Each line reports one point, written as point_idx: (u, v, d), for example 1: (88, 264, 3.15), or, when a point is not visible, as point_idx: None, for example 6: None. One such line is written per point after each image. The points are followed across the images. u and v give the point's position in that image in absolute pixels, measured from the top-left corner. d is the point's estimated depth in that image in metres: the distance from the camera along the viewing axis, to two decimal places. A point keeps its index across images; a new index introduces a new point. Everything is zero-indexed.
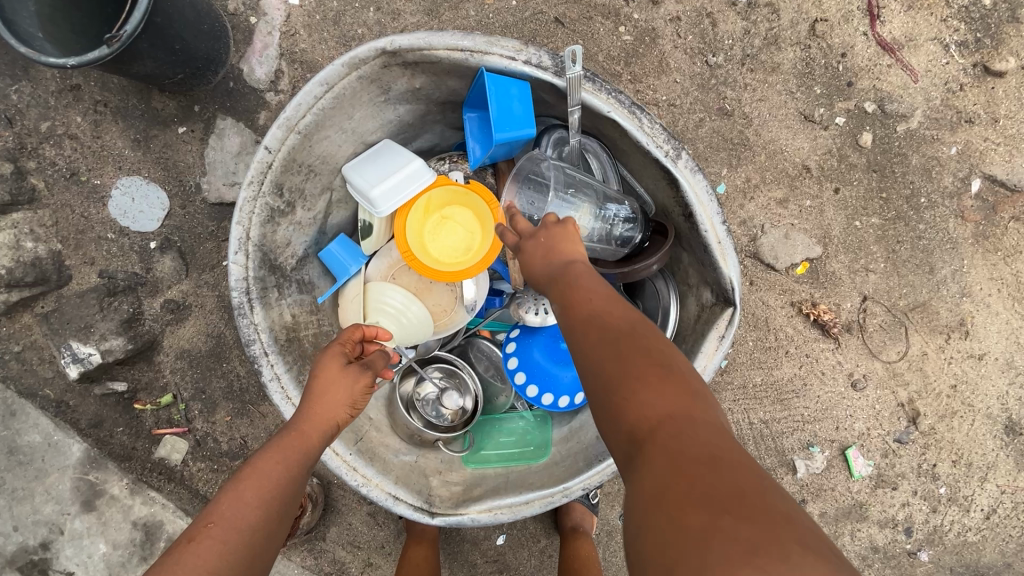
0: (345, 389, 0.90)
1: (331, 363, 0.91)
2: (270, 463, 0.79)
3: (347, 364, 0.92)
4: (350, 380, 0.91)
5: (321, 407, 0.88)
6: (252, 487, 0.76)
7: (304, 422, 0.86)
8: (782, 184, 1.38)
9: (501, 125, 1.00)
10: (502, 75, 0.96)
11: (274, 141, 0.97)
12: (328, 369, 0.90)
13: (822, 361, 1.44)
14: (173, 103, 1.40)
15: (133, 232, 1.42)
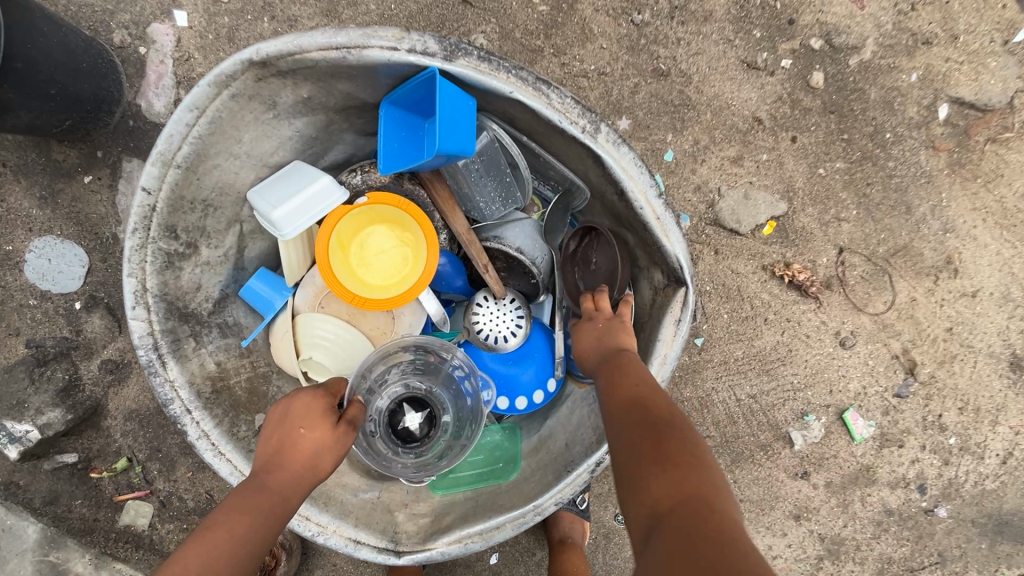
0: (323, 447, 0.82)
1: (315, 420, 0.83)
2: (228, 528, 0.73)
3: (327, 415, 0.84)
4: (335, 438, 0.83)
5: (299, 466, 0.80)
6: (203, 551, 0.70)
7: (274, 480, 0.79)
8: (735, 141, 1.27)
9: (449, 134, 0.86)
10: (439, 78, 0.83)
11: (151, 180, 0.87)
12: (309, 423, 0.83)
13: (804, 324, 1.34)
14: (74, 152, 1.31)
15: (55, 295, 1.33)
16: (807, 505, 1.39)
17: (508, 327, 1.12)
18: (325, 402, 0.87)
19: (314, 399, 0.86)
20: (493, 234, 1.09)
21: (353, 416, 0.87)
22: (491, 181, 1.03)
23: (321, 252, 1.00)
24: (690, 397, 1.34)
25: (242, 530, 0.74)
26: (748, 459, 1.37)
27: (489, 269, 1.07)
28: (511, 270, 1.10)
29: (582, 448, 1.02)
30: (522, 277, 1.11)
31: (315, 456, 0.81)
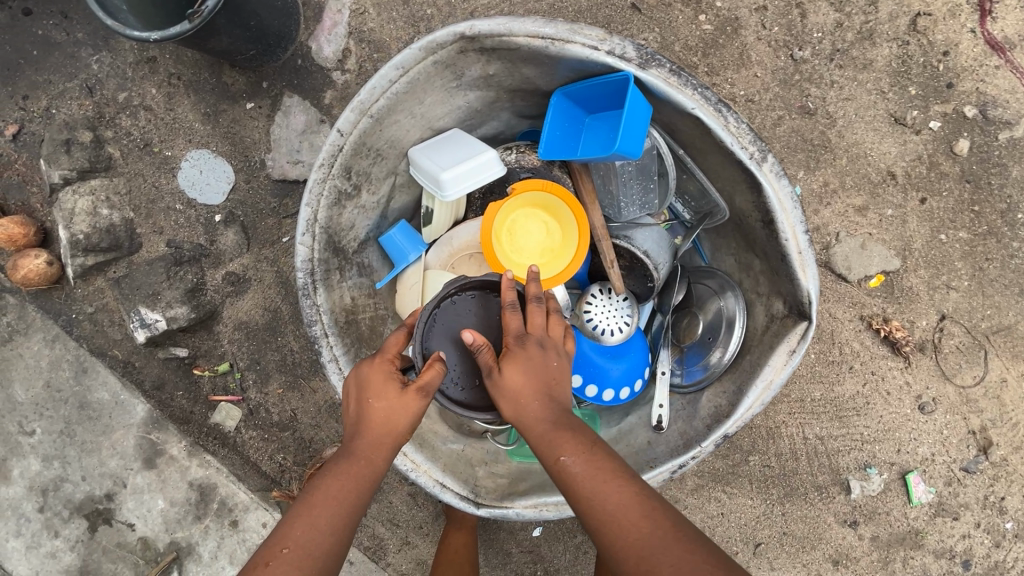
0: (394, 412, 0.86)
1: (378, 388, 0.87)
2: (327, 491, 0.83)
3: (391, 381, 0.87)
4: (400, 400, 0.85)
5: (377, 432, 0.86)
6: (308, 515, 0.81)
7: (359, 446, 0.86)
8: (863, 190, 1.29)
9: (626, 136, 0.92)
10: (631, 84, 0.89)
11: (347, 124, 0.96)
12: (375, 394, 0.87)
13: (888, 380, 1.36)
14: (243, 78, 1.42)
15: (199, 204, 1.46)
16: (848, 553, 1.42)
17: (616, 323, 1.17)
18: (390, 369, 0.89)
19: (375, 368, 0.89)
20: (622, 234, 1.13)
21: (426, 379, 0.86)
22: (637, 185, 1.10)
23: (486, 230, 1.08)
24: (759, 424, 1.39)
25: (337, 490, 0.83)
26: (801, 496, 1.41)
27: (614, 265, 1.13)
28: (632, 270, 1.17)
29: (666, 449, 1.09)
30: (637, 278, 1.17)
31: (390, 418, 0.86)
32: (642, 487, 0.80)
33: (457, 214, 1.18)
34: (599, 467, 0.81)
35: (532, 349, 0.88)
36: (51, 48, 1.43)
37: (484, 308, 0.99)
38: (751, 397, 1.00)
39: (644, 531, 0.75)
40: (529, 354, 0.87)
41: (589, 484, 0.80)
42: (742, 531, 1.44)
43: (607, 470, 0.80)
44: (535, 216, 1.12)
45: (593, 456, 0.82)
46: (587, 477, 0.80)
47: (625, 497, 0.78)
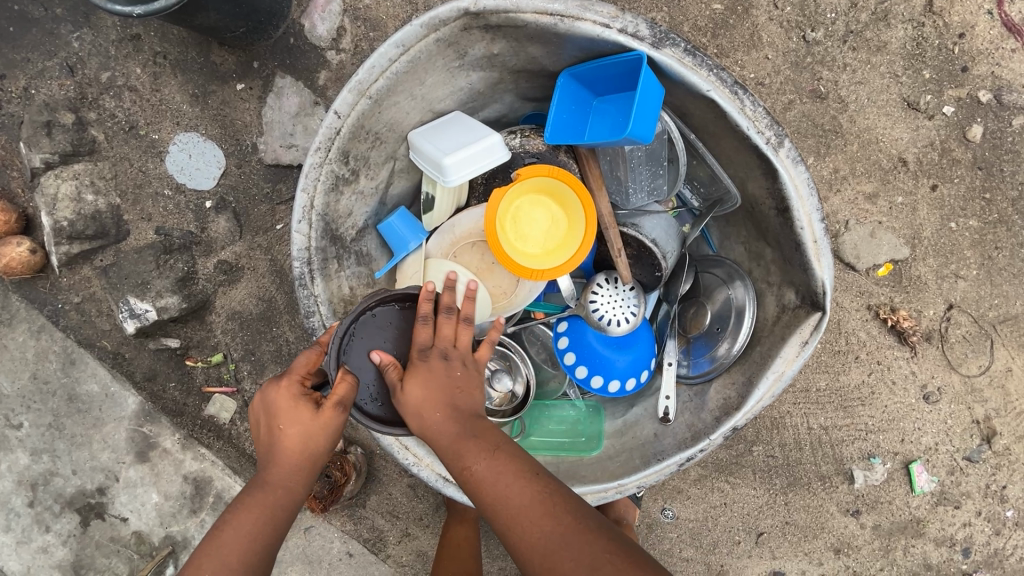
0: (304, 439, 0.84)
1: (285, 415, 0.84)
2: (243, 523, 0.84)
3: (298, 407, 0.84)
4: (309, 426, 0.83)
5: (289, 459, 0.85)
6: (219, 552, 0.82)
7: (271, 477, 0.85)
8: (874, 177, 1.27)
9: (638, 119, 0.88)
10: (644, 65, 0.85)
11: (344, 105, 0.92)
12: (283, 420, 0.84)
13: (894, 370, 1.35)
14: (232, 58, 1.36)
15: (189, 190, 1.40)
16: (850, 542, 1.42)
17: (623, 313, 1.14)
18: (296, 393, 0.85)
19: (280, 394, 0.85)
20: (631, 222, 1.10)
21: (337, 396, 0.83)
22: (646, 171, 1.07)
23: (491, 218, 1.03)
24: (763, 415, 1.38)
25: (251, 524, 0.84)
26: (804, 486, 1.41)
27: (622, 254, 1.08)
28: (638, 258, 1.12)
29: (673, 441, 1.08)
30: (644, 268, 1.13)
31: (301, 446, 0.84)
32: (546, 486, 0.80)
33: (459, 202, 1.13)
34: (505, 474, 0.80)
35: (427, 365, 0.86)
36: (28, 24, 1.35)
37: (408, 320, 0.94)
38: (761, 389, 0.98)
39: (545, 532, 0.77)
40: (431, 369, 0.86)
41: (493, 489, 0.80)
42: (745, 521, 1.43)
43: (512, 475, 0.80)
44: (540, 203, 1.08)
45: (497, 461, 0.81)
46: (494, 484, 0.80)
47: (531, 497, 0.79)
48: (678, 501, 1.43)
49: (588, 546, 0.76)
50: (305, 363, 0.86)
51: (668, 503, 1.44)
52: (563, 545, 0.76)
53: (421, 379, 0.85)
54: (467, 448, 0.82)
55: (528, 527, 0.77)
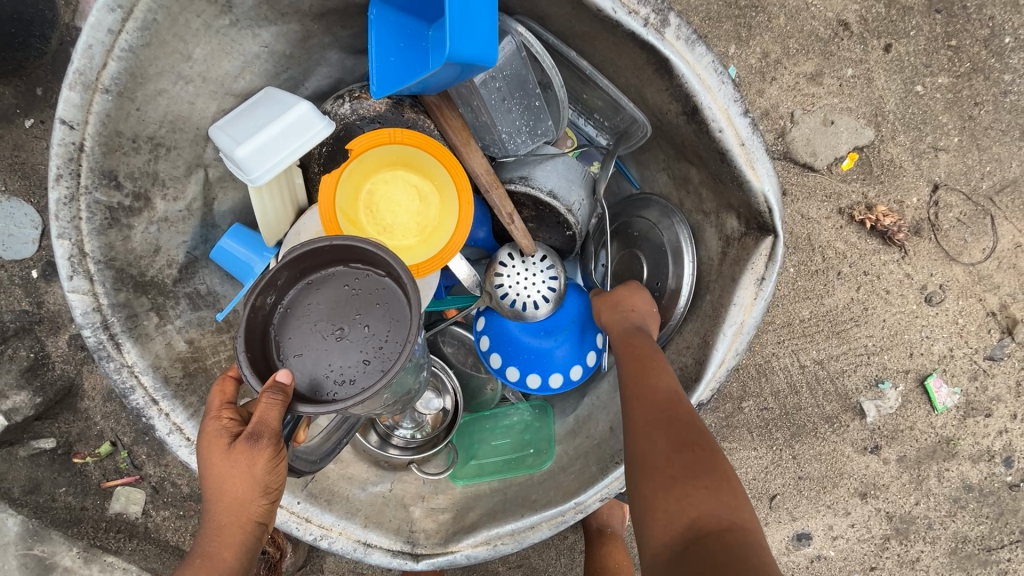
0: (227, 474, 0.67)
1: (213, 455, 0.68)
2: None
3: (218, 441, 0.69)
4: (236, 465, 0.67)
5: (224, 515, 0.69)
6: None
7: (207, 535, 0.69)
8: (813, 53, 1.03)
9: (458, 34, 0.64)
10: None
11: (73, 109, 0.66)
12: (212, 467, 0.68)
13: (886, 277, 1.13)
14: (9, 89, 1.09)
15: (8, 262, 1.15)
16: (876, 482, 1.22)
17: (539, 291, 0.90)
18: (223, 426, 0.70)
19: (203, 432, 0.70)
20: (518, 178, 0.87)
21: (261, 420, 0.65)
22: (516, 107, 0.81)
23: (327, 215, 0.79)
24: (746, 364, 1.17)
25: None
26: (811, 433, 1.20)
27: (515, 218, 0.85)
28: (541, 220, 0.89)
29: None
30: (552, 229, 0.90)
31: (226, 486, 0.68)
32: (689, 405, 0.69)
33: (297, 201, 0.87)
34: (655, 363, 0.74)
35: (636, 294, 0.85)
36: None
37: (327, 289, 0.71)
38: (720, 350, 0.75)
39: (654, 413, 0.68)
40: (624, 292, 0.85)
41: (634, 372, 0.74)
42: (752, 488, 1.22)
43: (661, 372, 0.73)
44: (395, 180, 0.83)
45: (650, 368, 0.73)
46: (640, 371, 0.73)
47: (668, 391, 0.70)
48: None
49: (686, 447, 0.63)
50: (219, 391, 0.71)
51: None
52: (664, 436, 0.65)
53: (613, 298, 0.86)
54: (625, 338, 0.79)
55: (650, 411, 0.68)
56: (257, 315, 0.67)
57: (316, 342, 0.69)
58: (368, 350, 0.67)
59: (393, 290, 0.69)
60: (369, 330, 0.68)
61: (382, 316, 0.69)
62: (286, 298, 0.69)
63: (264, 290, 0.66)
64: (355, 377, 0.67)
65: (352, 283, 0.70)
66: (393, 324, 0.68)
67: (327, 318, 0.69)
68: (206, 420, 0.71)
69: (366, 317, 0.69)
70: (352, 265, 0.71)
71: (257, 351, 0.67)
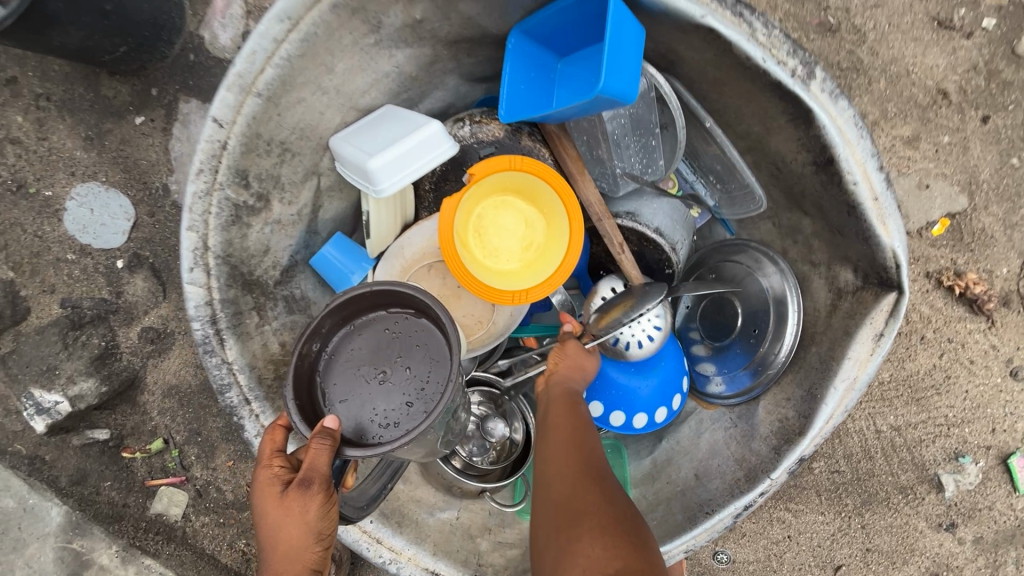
0: (281, 524, 0.66)
1: (266, 503, 0.67)
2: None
3: (270, 489, 0.67)
4: (289, 513, 0.66)
5: (280, 565, 0.68)
6: None
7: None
8: (910, 117, 1.04)
9: (609, 72, 0.67)
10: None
11: (226, 109, 0.70)
12: (266, 515, 0.67)
13: (970, 347, 1.10)
14: (126, 88, 1.15)
15: (95, 250, 1.18)
16: (949, 563, 1.16)
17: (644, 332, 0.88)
18: (274, 475, 0.68)
19: (254, 479, 0.69)
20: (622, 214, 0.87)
21: (311, 465, 0.65)
22: (634, 144, 0.82)
23: (446, 235, 0.79)
24: None
25: None
26: (883, 503, 1.15)
27: (626, 249, 0.86)
28: (642, 256, 0.89)
29: (722, 484, 0.82)
30: (651, 267, 0.90)
31: (280, 536, 0.67)
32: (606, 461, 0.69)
33: (405, 216, 0.89)
34: (584, 425, 0.74)
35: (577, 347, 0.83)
36: None
37: (370, 332, 0.74)
38: (830, 405, 0.74)
39: (562, 472, 0.67)
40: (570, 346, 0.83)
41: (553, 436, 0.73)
42: (816, 555, 1.17)
43: (581, 435, 0.72)
44: (504, 206, 0.84)
45: (575, 432, 0.72)
46: (563, 433, 0.73)
47: (590, 454, 0.69)
48: (732, 541, 1.17)
49: (593, 502, 0.62)
50: (269, 439, 0.69)
51: (721, 545, 1.18)
52: (574, 494, 0.64)
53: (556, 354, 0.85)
54: (554, 400, 0.78)
55: (569, 468, 0.68)
56: (304, 363, 0.70)
57: (360, 387, 0.72)
58: (410, 394, 0.71)
59: (431, 332, 0.73)
60: (412, 373, 0.71)
61: (424, 358, 0.72)
62: (331, 344, 0.73)
63: (311, 338, 0.70)
64: (402, 417, 0.70)
65: (393, 328, 0.74)
66: (434, 365, 0.71)
67: (370, 362, 0.73)
68: (257, 468, 0.69)
69: (407, 360, 0.72)
70: (395, 308, 0.75)
71: (304, 398, 0.70)
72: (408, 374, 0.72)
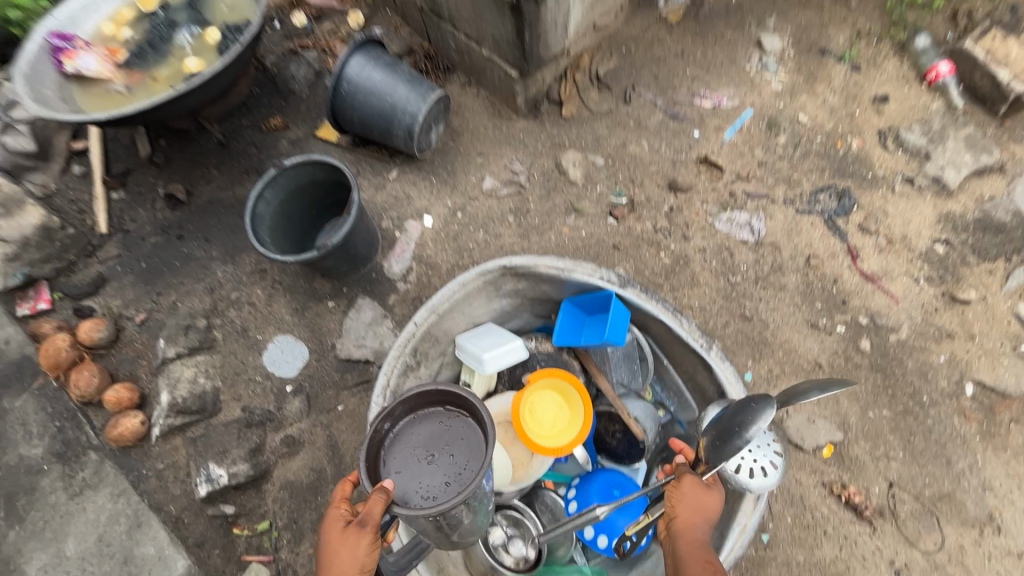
0: (337, 551, 1.05)
1: (331, 533, 1.09)
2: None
3: (336, 524, 1.10)
4: (345, 542, 1.05)
5: None
6: None
7: None
8: (800, 376, 1.68)
9: (613, 330, 1.37)
10: (614, 298, 1.37)
11: (422, 318, 1.38)
12: (330, 542, 1.08)
13: (860, 544, 1.54)
14: (329, 284, 1.92)
15: (275, 377, 1.82)
16: None
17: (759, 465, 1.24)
18: (340, 514, 1.13)
19: (327, 519, 1.13)
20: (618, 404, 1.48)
21: (367, 513, 1.03)
22: (624, 366, 1.47)
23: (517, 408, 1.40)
24: None
25: None
26: None
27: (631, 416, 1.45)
28: (625, 434, 1.47)
29: None
30: (630, 441, 1.46)
31: (336, 561, 1.04)
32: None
33: (488, 386, 1.52)
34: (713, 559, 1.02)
35: (699, 485, 1.11)
36: (191, 261, 2.00)
37: (422, 425, 1.20)
38: (731, 539, 1.21)
39: None
40: (691, 484, 1.11)
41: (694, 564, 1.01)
42: None
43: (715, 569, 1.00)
44: (545, 397, 1.43)
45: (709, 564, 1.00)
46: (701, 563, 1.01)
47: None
48: None
49: None
50: (340, 489, 1.17)
51: None
52: None
53: (681, 487, 1.11)
54: (685, 530, 1.06)
55: None
56: (377, 435, 1.15)
57: (413, 462, 1.15)
58: (449, 474, 1.12)
59: (468, 432, 1.17)
60: (453, 458, 1.14)
61: (462, 448, 1.15)
62: (397, 427, 1.19)
63: (386, 419, 1.16)
64: (437, 488, 1.10)
65: (445, 422, 1.19)
66: (469, 455, 1.14)
67: (423, 447, 1.17)
68: (330, 510, 1.15)
69: (450, 449, 1.16)
70: (444, 412, 1.21)
71: (373, 460, 1.13)
72: (449, 458, 1.14)
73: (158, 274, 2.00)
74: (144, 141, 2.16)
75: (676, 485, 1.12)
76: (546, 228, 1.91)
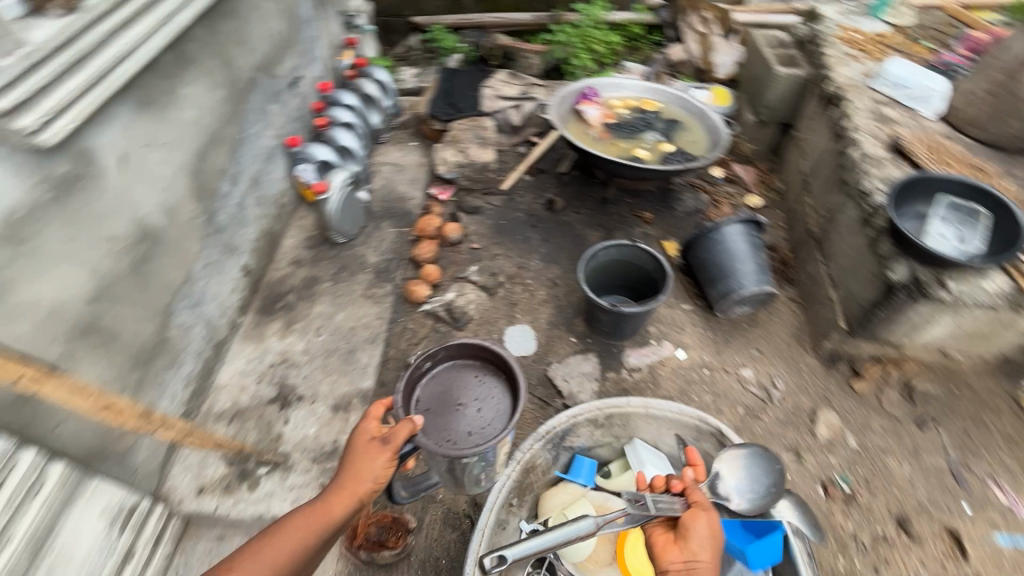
0: (362, 456, 1.22)
1: (355, 448, 1.24)
2: (289, 531, 1.19)
3: (365, 440, 1.25)
4: (368, 456, 1.21)
5: (341, 488, 1.20)
6: (268, 544, 1.17)
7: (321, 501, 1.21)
8: None
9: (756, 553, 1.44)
10: (780, 534, 1.44)
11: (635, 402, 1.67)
12: (353, 455, 1.23)
13: None
14: (583, 328, 2.37)
15: (504, 344, 2.32)
16: None
17: None
18: (370, 429, 1.26)
19: (355, 430, 1.27)
20: None
21: (395, 435, 1.19)
22: None
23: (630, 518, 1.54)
24: None
25: (296, 527, 1.19)
26: None
27: None
28: None
29: None
30: None
31: (351, 471, 1.21)
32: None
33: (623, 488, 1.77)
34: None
35: (712, 522, 1.23)
36: (526, 243, 2.70)
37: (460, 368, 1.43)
38: None
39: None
40: (708, 523, 1.22)
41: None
42: None
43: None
44: None
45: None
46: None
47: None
48: None
49: None
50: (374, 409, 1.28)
51: None
52: None
53: (700, 518, 1.22)
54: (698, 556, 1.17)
55: None
56: (416, 368, 1.35)
57: (432, 407, 1.34)
58: (472, 425, 1.29)
59: (506, 383, 1.39)
60: (479, 411, 1.33)
61: (492, 400, 1.36)
62: (433, 367, 1.40)
63: (428, 357, 1.37)
64: (471, 416, 1.32)
65: (480, 378, 1.40)
66: (496, 410, 1.34)
67: (453, 399, 1.36)
68: (363, 422, 1.28)
69: (478, 403, 1.35)
70: (486, 370, 1.42)
71: (409, 389, 1.34)
72: (477, 411, 1.33)
73: (505, 232, 2.74)
74: (567, 165, 3.00)
75: (699, 519, 1.22)
76: (760, 441, 2.01)
